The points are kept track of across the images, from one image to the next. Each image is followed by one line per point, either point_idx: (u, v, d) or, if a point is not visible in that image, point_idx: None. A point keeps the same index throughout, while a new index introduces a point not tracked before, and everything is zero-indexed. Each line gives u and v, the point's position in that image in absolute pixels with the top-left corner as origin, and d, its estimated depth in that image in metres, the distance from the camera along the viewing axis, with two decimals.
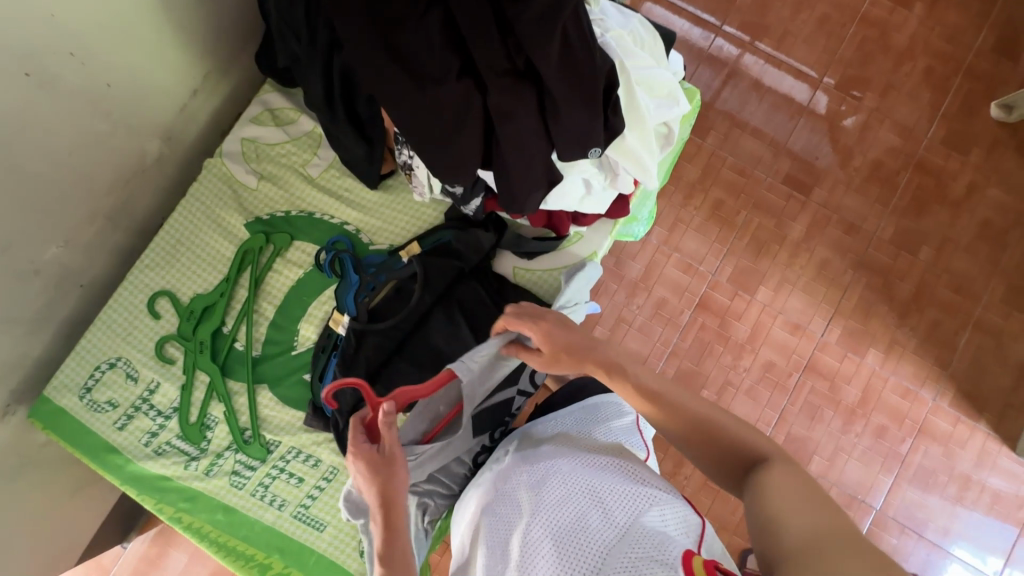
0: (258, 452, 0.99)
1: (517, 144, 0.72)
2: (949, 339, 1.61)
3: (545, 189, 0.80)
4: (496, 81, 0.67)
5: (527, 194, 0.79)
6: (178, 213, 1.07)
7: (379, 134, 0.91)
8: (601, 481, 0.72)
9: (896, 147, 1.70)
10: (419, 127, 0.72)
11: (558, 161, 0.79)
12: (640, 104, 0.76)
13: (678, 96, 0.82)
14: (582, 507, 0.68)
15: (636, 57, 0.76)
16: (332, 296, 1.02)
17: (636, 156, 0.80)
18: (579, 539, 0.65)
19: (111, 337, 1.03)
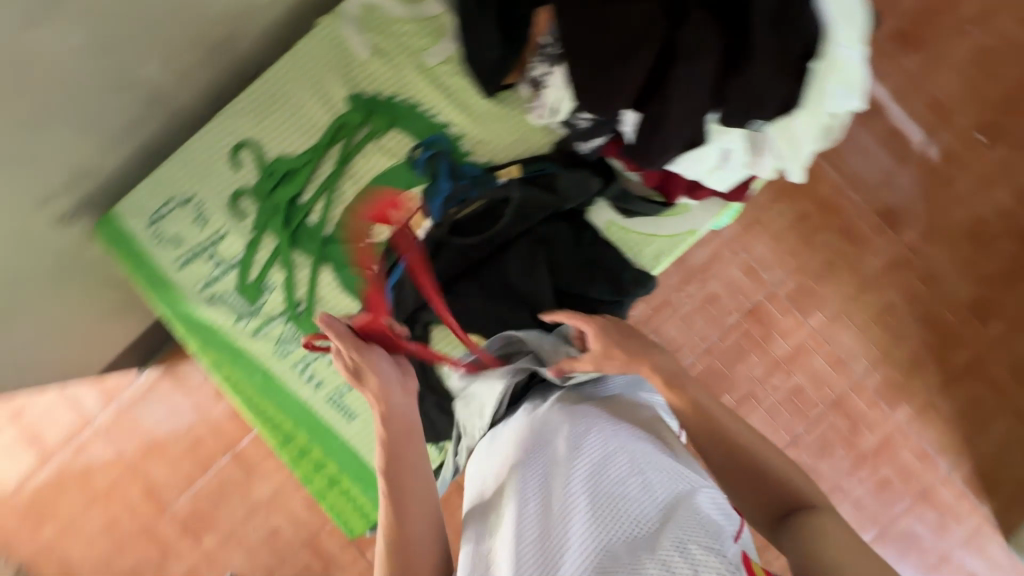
0: (308, 328, 0.98)
1: (685, 87, 0.65)
2: (986, 417, 1.56)
3: (682, 148, 0.71)
4: (695, 13, 0.62)
5: (663, 148, 0.71)
6: (280, 65, 1.01)
7: (524, 40, 0.83)
8: (640, 450, 0.69)
9: (1010, 210, 1.58)
10: (585, 40, 0.66)
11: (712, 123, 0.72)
12: (826, 85, 0.68)
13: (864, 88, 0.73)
14: (623, 473, 0.65)
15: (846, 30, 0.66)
16: (417, 198, 0.98)
17: (791, 137, 0.75)
18: (614, 501, 0.62)
19: (189, 174, 1.00)
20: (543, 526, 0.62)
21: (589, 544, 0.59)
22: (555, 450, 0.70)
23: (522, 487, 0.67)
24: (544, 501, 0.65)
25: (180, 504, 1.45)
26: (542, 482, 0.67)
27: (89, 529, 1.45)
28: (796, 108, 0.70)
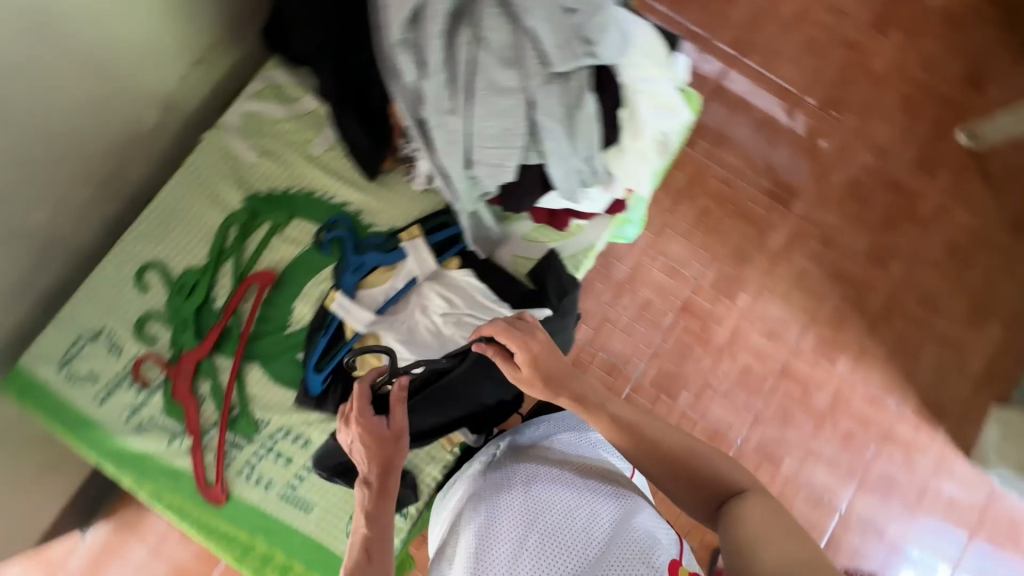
0: (246, 429, 0.97)
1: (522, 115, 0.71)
2: (914, 350, 1.69)
3: (538, 191, 0.82)
4: (495, 63, 0.69)
5: (520, 195, 0.83)
6: (172, 184, 1.04)
7: (389, 129, 0.93)
8: (593, 494, 0.82)
9: (872, 167, 1.79)
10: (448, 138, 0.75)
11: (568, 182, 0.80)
12: (638, 118, 0.79)
13: (676, 104, 0.84)
14: (575, 509, 0.78)
15: (637, 66, 0.78)
16: (331, 276, 1.02)
17: (638, 152, 0.82)
18: (567, 533, 0.75)
19: (96, 307, 1.00)
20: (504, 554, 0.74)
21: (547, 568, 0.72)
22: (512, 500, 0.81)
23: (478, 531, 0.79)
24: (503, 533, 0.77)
25: None
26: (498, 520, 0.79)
27: None
28: (617, 143, 0.81)
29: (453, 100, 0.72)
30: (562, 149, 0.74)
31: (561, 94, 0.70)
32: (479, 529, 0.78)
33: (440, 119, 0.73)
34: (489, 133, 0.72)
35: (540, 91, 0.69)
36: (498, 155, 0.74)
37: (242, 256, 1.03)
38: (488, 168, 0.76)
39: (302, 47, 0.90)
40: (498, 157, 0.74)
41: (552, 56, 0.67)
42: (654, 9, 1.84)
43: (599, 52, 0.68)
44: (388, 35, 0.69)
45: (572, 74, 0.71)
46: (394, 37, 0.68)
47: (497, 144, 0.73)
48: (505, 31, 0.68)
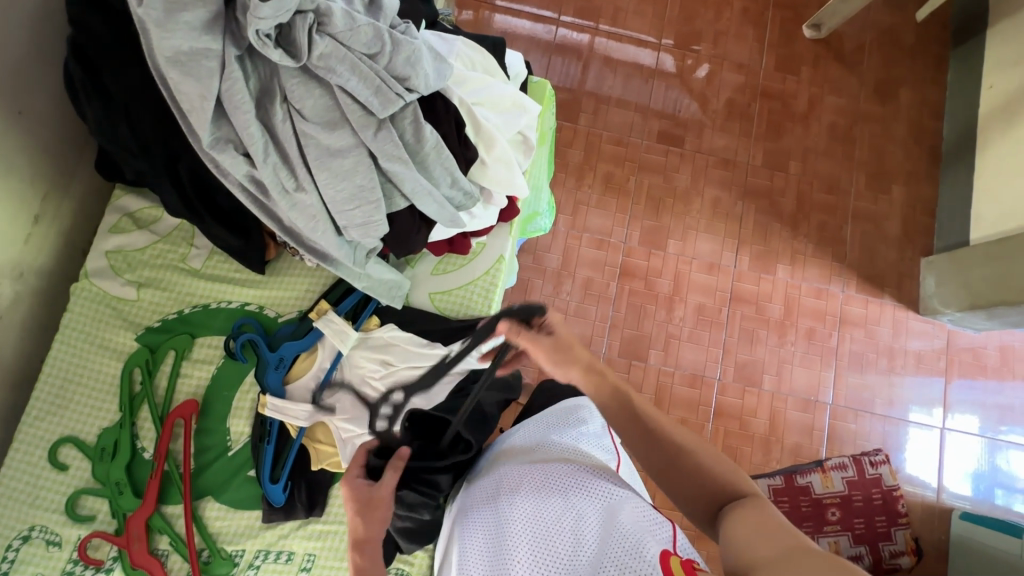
0: (223, 568, 0.91)
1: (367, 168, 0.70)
2: (838, 235, 1.78)
3: (419, 230, 0.81)
4: (319, 129, 0.67)
5: (406, 237, 0.81)
6: (55, 350, 0.97)
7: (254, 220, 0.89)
8: (577, 491, 0.77)
9: (741, 84, 1.87)
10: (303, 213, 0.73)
11: (449, 209, 0.80)
12: (486, 128, 0.80)
13: (524, 103, 0.85)
14: (558, 513, 0.74)
15: (468, 81, 0.79)
16: (255, 381, 0.97)
17: (503, 158, 0.82)
18: (554, 543, 0.71)
19: (17, 508, 0.91)
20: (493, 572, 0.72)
21: None
22: (498, 521, 0.77)
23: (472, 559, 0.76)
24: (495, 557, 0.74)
25: None
26: (490, 542, 0.77)
27: None
28: (479, 159, 0.81)
29: (295, 178, 0.70)
30: (423, 187, 0.74)
31: (397, 137, 0.69)
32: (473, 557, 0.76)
33: (289, 200, 0.71)
34: (340, 196, 0.71)
35: (374, 140, 0.68)
36: (360, 214, 0.73)
37: (156, 397, 0.97)
38: (358, 229, 0.75)
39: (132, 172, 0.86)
40: (361, 214, 0.73)
41: (374, 104, 0.66)
42: (494, 5, 1.86)
43: (417, 86, 0.67)
44: (201, 138, 0.66)
45: (401, 114, 0.70)
46: (207, 139, 0.65)
47: (353, 204, 0.72)
48: (317, 95, 0.67)
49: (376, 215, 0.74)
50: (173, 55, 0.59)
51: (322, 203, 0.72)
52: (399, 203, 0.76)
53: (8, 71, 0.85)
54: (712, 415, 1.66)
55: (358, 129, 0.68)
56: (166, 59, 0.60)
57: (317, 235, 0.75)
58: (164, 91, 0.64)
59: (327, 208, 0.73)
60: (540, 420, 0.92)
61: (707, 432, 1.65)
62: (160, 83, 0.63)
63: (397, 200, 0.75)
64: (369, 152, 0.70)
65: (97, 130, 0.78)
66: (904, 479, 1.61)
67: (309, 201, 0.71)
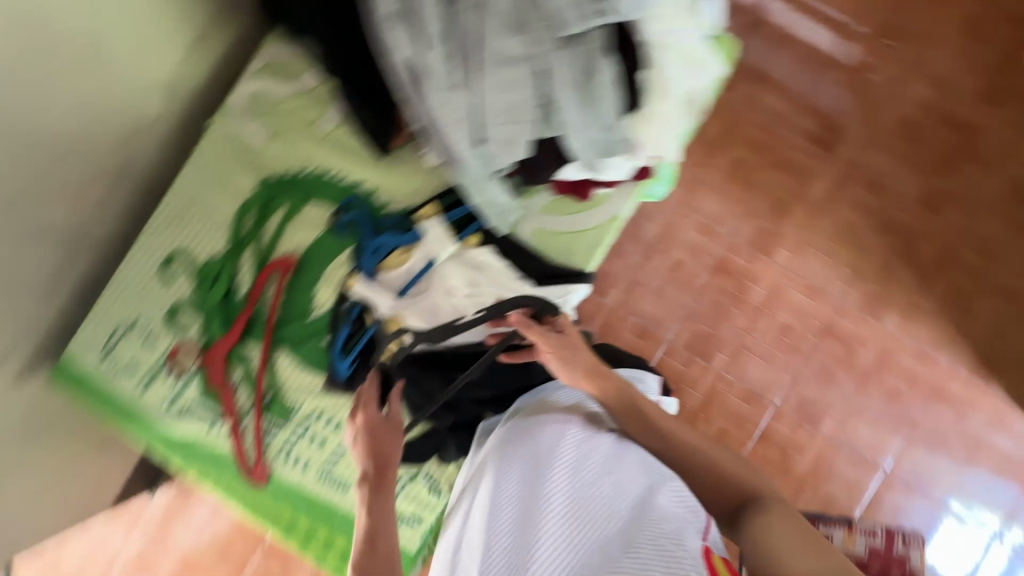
0: (281, 413, 1.00)
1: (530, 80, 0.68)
2: (970, 302, 1.58)
3: (554, 164, 0.78)
4: (499, 29, 0.67)
5: (537, 169, 0.79)
6: (185, 172, 1.03)
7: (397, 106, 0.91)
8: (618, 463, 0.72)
9: (927, 102, 1.62)
10: (454, 110, 0.72)
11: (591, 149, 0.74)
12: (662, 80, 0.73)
13: (708, 61, 0.76)
14: (596, 478, 0.70)
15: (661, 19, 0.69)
16: (349, 259, 1.00)
17: (661, 115, 0.75)
18: (587, 504, 0.67)
19: (129, 299, 1.02)
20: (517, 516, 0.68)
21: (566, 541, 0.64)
22: (527, 471, 0.73)
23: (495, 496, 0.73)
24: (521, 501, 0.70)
25: None
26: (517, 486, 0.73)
27: None
28: (640, 110, 0.75)
29: (462, 75, 0.70)
30: (580, 119, 0.70)
31: (575, 59, 0.67)
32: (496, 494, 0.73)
33: (448, 93, 0.71)
34: (496, 101, 0.69)
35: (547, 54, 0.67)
36: (508, 126, 0.70)
37: (261, 243, 1.02)
38: (500, 144, 0.72)
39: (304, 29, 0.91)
40: (509, 127, 0.70)
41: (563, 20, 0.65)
42: None
43: (614, 9, 0.64)
44: (390, 15, 0.71)
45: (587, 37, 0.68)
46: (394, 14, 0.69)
47: (505, 111, 0.69)
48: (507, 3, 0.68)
49: (523, 136, 0.71)
50: None
51: (477, 106, 0.71)
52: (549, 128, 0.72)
53: None
54: (755, 438, 1.58)
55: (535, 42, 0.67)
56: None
57: (458, 138, 0.74)
58: None
59: (479, 112, 0.72)
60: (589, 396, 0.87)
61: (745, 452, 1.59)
62: None
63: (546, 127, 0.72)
64: (542, 69, 0.69)
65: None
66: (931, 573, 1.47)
67: (465, 99, 0.71)
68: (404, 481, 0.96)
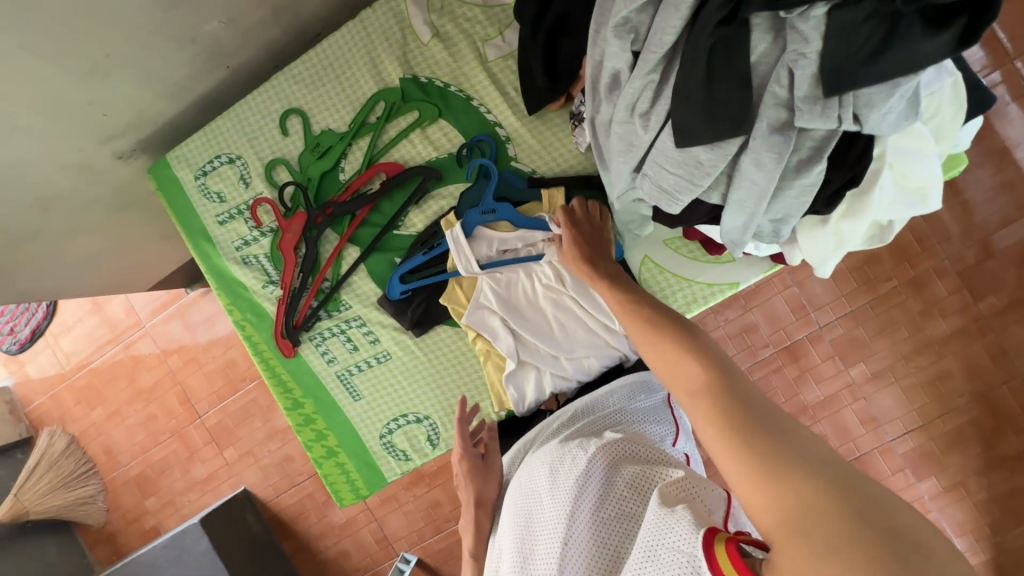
0: (330, 305, 1.00)
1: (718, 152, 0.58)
2: None
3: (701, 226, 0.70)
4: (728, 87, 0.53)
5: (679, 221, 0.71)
6: (340, 34, 0.97)
7: (572, 74, 0.82)
8: (620, 474, 0.65)
9: None
10: (622, 135, 0.64)
11: (738, 241, 0.67)
12: (870, 199, 0.62)
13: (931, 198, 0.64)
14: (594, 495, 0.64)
15: (904, 139, 0.59)
16: (455, 197, 0.95)
17: (843, 236, 0.65)
18: (598, 532, 0.61)
19: (239, 132, 1.01)
20: (534, 551, 0.64)
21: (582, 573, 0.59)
22: (532, 493, 0.70)
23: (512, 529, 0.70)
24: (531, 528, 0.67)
25: (209, 416, 1.65)
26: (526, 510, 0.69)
27: (132, 418, 1.70)
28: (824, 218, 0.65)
29: (652, 105, 0.59)
30: (752, 207, 0.61)
31: (785, 153, 0.55)
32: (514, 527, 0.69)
33: (627, 118, 0.62)
34: (670, 154, 0.60)
35: (753, 137, 0.56)
36: (670, 180, 0.62)
37: (379, 138, 0.97)
38: (654, 188, 0.65)
39: None
40: (666, 180, 0.63)
41: (822, 112, 0.52)
42: None
43: (868, 120, 0.52)
44: (615, 7, 0.56)
45: (813, 131, 0.55)
46: (618, 17, 0.55)
47: (671, 166, 0.61)
48: (760, 53, 0.53)
49: (680, 194, 0.63)
50: None
51: (650, 145, 0.62)
52: (709, 197, 0.64)
53: None
54: None
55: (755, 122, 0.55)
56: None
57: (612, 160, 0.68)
58: None
59: (647, 149, 0.63)
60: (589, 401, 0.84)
61: None
62: None
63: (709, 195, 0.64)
64: (743, 141, 0.57)
65: None
66: None
67: (641, 133, 0.62)
68: (411, 418, 0.98)
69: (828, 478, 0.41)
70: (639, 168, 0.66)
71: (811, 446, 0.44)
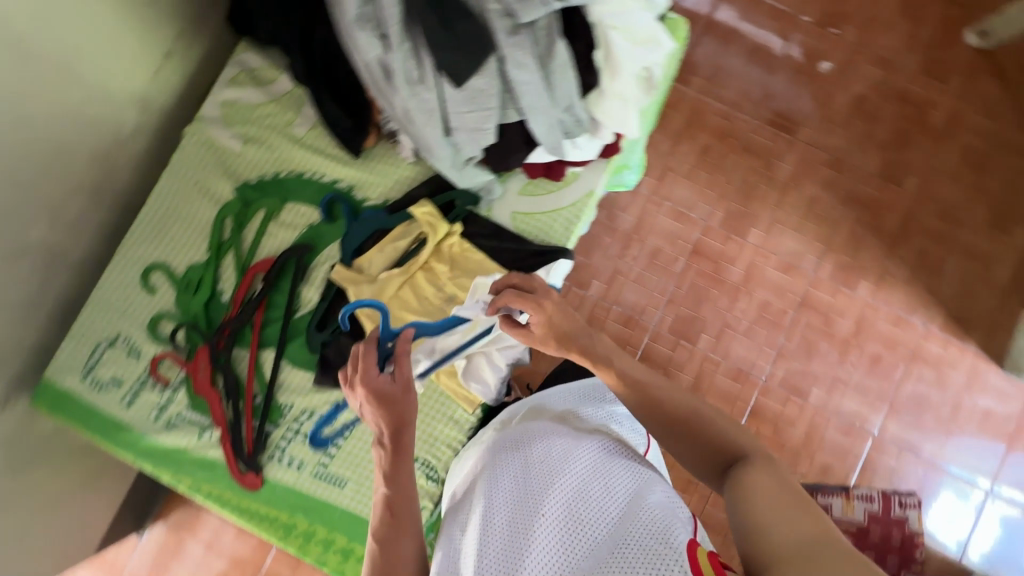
0: (272, 415, 0.99)
1: (486, 73, 0.69)
2: (936, 266, 1.57)
3: (523, 148, 0.81)
4: (458, 20, 0.66)
5: (507, 155, 0.82)
6: (163, 184, 1.03)
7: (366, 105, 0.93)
8: (608, 474, 0.71)
9: (879, 80, 1.64)
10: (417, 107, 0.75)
11: (551, 139, 0.78)
12: (615, 55, 0.76)
13: (661, 38, 0.78)
14: (589, 486, 0.69)
15: (610, 1, 0.74)
16: (333, 255, 1.01)
17: (619, 94, 0.78)
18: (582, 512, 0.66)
19: (109, 313, 1.01)
20: (510, 526, 0.67)
21: (557, 546, 0.63)
22: (518, 478, 0.73)
23: (489, 501, 0.71)
24: (512, 504, 0.70)
25: None
26: (507, 488, 0.72)
27: None
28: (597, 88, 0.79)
29: (420, 70, 0.71)
30: (540, 104, 0.73)
31: (529, 47, 0.68)
32: (492, 498, 0.71)
33: (410, 91, 0.73)
34: (456, 97, 0.72)
35: (501, 49, 0.68)
36: (471, 118, 0.73)
37: (242, 247, 1.02)
38: (466, 134, 0.76)
39: (268, 32, 0.93)
40: (468, 120, 0.74)
41: (532, 5, 0.65)
42: None
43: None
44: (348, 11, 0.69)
45: (538, 23, 0.69)
46: (353, 17, 0.67)
47: (463, 107, 0.72)
48: None
49: (486, 123, 0.74)
50: None
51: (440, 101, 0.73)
52: (508, 117, 0.76)
53: None
54: (747, 414, 1.53)
55: (496, 37, 0.68)
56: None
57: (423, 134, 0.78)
58: None
59: (439, 108, 0.74)
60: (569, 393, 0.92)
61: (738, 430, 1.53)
62: None
63: (508, 116, 0.76)
64: (499, 57, 0.70)
65: None
66: (927, 531, 1.46)
67: (428, 96, 0.73)
68: None
69: (820, 542, 0.51)
70: (446, 126, 0.76)
71: (806, 521, 0.54)
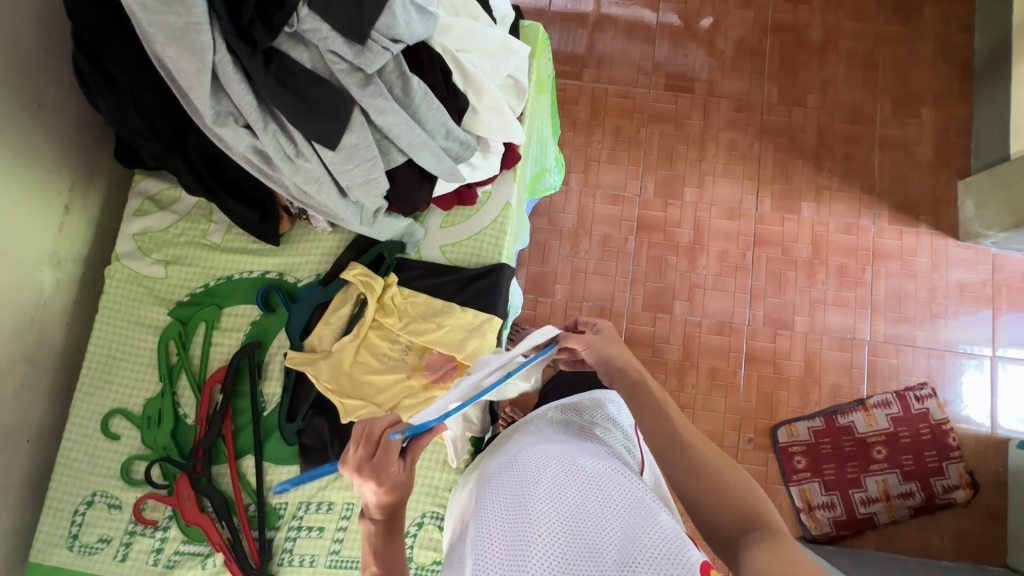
0: (271, 519, 0.96)
1: (355, 129, 0.72)
2: (864, 166, 1.62)
3: (420, 182, 0.83)
4: (311, 90, 0.68)
5: (407, 194, 0.84)
6: (97, 330, 1.03)
7: (267, 195, 0.96)
8: (608, 490, 0.64)
9: (750, 19, 1.72)
10: (306, 179, 0.77)
11: (444, 167, 0.81)
12: (473, 75, 0.80)
13: (511, 46, 0.83)
14: (589, 507, 0.62)
15: (451, 28, 0.78)
16: (283, 343, 1.01)
17: (493, 106, 0.82)
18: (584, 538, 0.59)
19: (78, 475, 0.98)
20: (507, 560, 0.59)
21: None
22: (511, 503, 0.65)
23: (482, 532, 0.63)
24: (508, 533, 0.62)
25: None
26: (500, 515, 0.64)
27: None
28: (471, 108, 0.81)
29: (294, 144, 0.73)
30: (417, 140, 0.75)
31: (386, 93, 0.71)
32: (483, 531, 0.63)
33: (292, 167, 0.75)
34: (337, 158, 0.74)
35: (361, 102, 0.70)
36: (358, 173, 0.76)
37: (192, 366, 1.01)
38: (360, 188, 0.78)
39: (152, 156, 0.94)
40: (357, 175, 0.76)
41: (374, 53, 0.67)
42: None
43: (401, 36, 0.69)
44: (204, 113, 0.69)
45: (387, 68, 0.71)
46: (211, 118, 0.68)
47: (348, 165, 0.75)
48: (308, 59, 0.68)
49: (374, 172, 0.76)
50: (167, 32, 0.61)
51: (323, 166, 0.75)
52: (394, 159, 0.78)
53: (23, 66, 0.91)
54: (744, 363, 1.53)
55: (352, 94, 0.70)
56: (159, 37, 0.61)
57: (322, 199, 0.80)
58: (161, 70, 0.66)
59: (325, 172, 0.77)
60: (563, 404, 0.82)
61: (741, 380, 1.53)
62: (156, 61, 0.65)
63: (393, 158, 0.78)
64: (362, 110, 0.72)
65: (118, 127, 0.87)
66: (953, 415, 1.47)
67: (311, 166, 0.75)
68: (413, 530, 0.94)
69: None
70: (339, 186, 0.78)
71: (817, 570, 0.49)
